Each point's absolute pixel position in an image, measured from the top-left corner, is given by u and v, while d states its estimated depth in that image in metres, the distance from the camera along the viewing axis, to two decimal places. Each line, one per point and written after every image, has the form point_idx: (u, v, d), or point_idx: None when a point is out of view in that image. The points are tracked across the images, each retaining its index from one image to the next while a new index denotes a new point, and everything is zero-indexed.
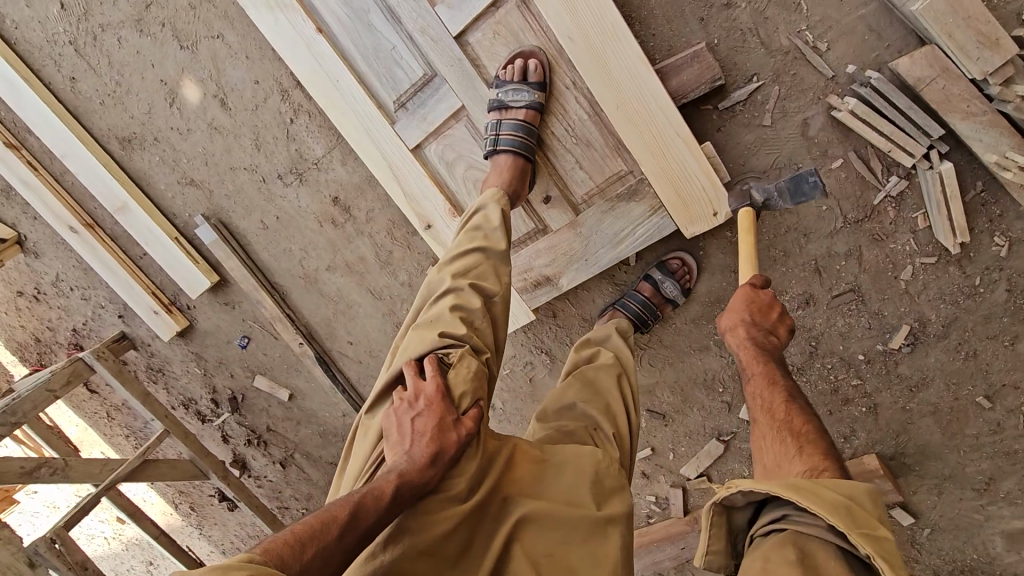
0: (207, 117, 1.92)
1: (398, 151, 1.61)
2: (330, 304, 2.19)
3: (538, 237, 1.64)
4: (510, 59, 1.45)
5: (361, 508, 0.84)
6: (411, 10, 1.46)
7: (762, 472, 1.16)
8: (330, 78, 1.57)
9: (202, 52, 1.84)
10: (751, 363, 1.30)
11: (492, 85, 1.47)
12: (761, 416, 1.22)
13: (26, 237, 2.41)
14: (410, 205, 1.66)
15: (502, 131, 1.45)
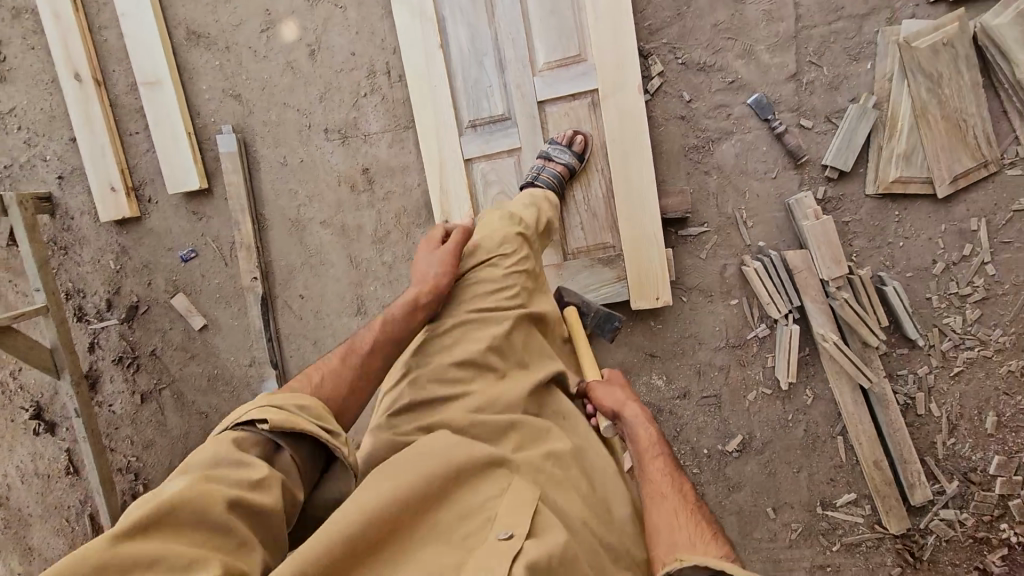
0: (290, 57, 2.17)
1: (454, 157, 2.01)
2: (304, 254, 2.32)
3: None
4: (566, 131, 1.96)
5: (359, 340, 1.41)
6: (516, 69, 1.92)
7: (664, 543, 1.19)
8: (430, 82, 1.97)
9: (319, 10, 2.12)
10: (653, 443, 1.41)
11: (547, 142, 1.97)
12: (671, 492, 1.29)
13: (6, 59, 2.27)
14: (442, 199, 2.04)
15: (543, 173, 1.93)
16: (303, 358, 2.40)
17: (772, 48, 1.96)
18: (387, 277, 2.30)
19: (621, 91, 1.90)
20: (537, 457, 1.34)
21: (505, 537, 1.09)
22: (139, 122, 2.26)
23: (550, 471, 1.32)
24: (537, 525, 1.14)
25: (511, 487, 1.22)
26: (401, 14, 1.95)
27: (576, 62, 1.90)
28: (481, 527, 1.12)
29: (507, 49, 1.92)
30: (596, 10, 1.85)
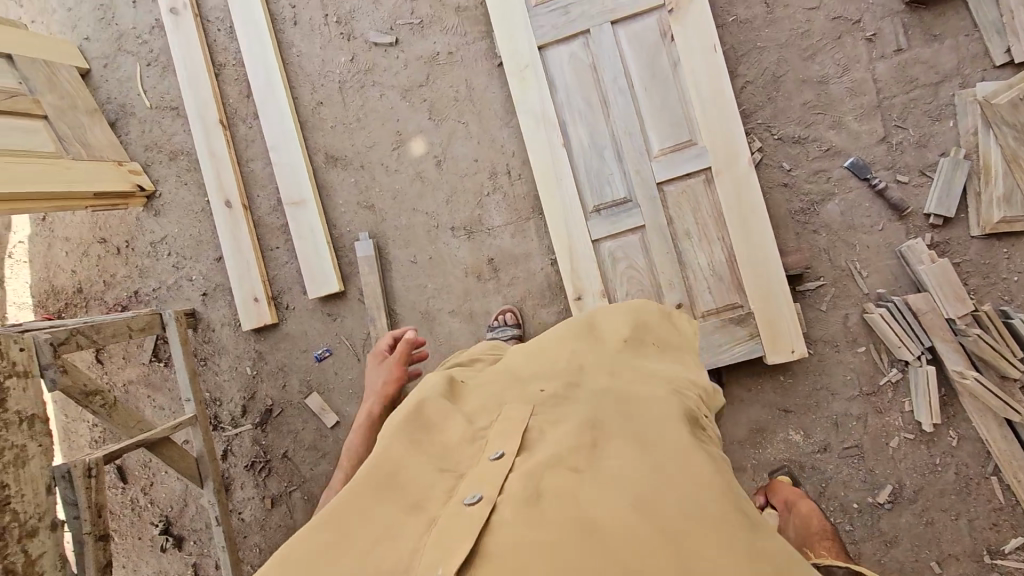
0: (420, 169, 2.41)
1: (583, 240, 2.18)
2: (434, 344, 2.43)
3: None
4: (500, 312, 2.36)
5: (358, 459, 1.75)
6: (636, 157, 2.14)
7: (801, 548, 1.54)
8: (556, 176, 2.19)
9: (445, 127, 2.39)
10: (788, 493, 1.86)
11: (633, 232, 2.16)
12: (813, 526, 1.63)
13: (161, 195, 2.53)
14: (574, 278, 2.20)
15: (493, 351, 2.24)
16: None
17: (858, 118, 2.18)
18: None
19: (732, 165, 2.10)
20: (531, 384, 1.19)
21: (498, 457, 0.99)
22: (280, 237, 2.48)
23: (548, 384, 1.17)
24: (533, 444, 1.02)
25: (504, 412, 1.11)
26: (527, 121, 2.20)
27: (689, 145, 2.12)
28: (473, 454, 1.03)
29: (625, 140, 2.15)
30: (703, 100, 2.10)
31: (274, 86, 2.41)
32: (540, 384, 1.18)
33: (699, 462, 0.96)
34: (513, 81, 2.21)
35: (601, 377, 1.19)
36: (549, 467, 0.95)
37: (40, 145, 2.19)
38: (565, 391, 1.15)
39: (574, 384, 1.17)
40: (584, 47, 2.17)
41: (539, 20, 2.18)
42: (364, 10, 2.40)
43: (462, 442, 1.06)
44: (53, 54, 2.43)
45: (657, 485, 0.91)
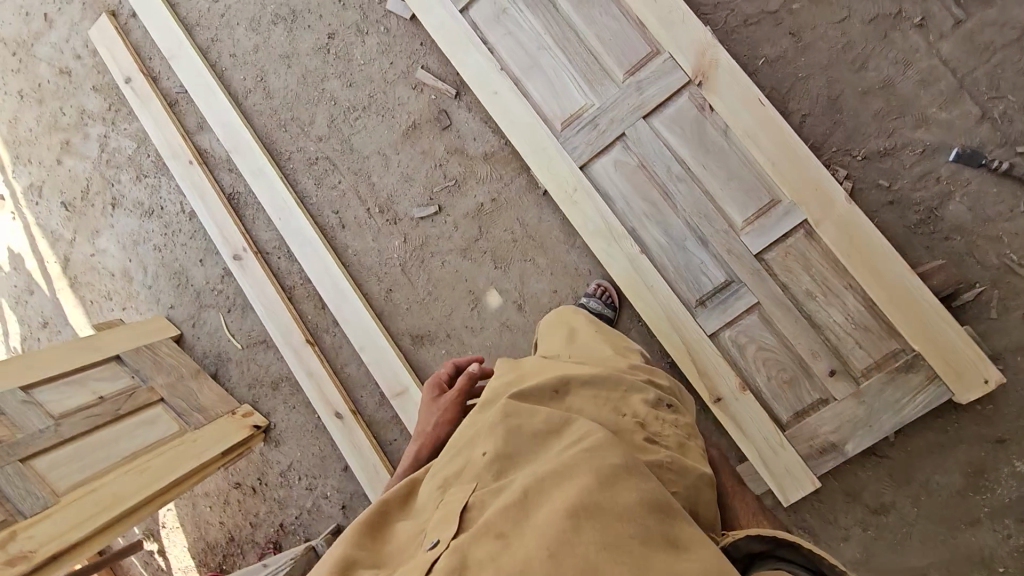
0: (504, 318, 2.36)
1: (700, 339, 2.03)
2: None
3: (821, 405, 1.95)
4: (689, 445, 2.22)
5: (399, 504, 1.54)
6: (722, 237, 2.00)
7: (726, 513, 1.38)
8: (648, 284, 2.07)
9: (514, 270, 2.35)
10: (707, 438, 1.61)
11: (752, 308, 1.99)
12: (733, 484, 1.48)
13: (276, 425, 2.60)
14: (706, 379, 2.03)
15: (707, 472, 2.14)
16: None
17: (943, 106, 1.96)
18: None
19: (831, 210, 1.90)
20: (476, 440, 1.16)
21: (434, 544, 1.01)
22: (396, 428, 2.47)
23: (488, 442, 1.11)
24: (468, 523, 1.02)
25: (448, 498, 1.11)
26: (597, 242, 2.11)
27: (774, 207, 1.95)
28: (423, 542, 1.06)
29: (704, 224, 2.01)
30: (770, 157, 1.95)
31: (344, 290, 2.46)
32: (482, 442, 1.13)
33: (632, 503, 0.95)
34: (566, 209, 2.14)
35: (533, 418, 1.14)
36: (478, 535, 0.96)
37: (165, 431, 2.31)
38: (504, 446, 1.10)
39: (511, 429, 1.12)
40: (626, 150, 2.09)
41: (571, 142, 2.13)
42: (401, 192, 2.45)
43: (412, 540, 1.10)
44: (148, 335, 2.60)
45: (580, 530, 0.90)
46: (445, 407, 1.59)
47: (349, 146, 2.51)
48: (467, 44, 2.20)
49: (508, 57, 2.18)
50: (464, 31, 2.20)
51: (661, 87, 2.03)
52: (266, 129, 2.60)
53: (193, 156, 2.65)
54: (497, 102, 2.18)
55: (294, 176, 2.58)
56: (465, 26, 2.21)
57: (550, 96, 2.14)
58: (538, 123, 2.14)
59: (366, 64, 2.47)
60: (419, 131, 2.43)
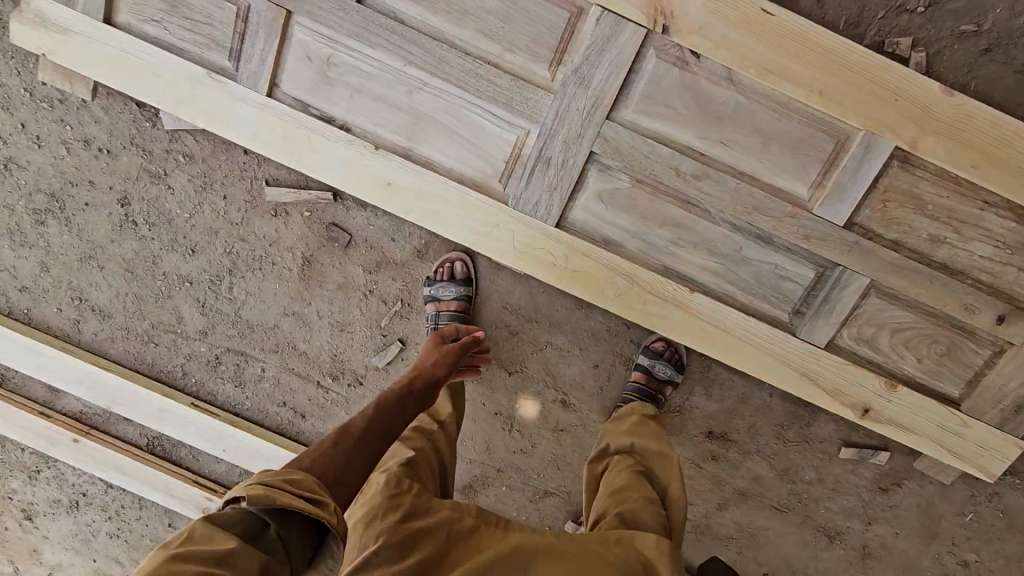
0: (552, 426, 1.77)
1: (814, 357, 1.46)
2: (735, 543, 1.83)
3: (998, 360, 1.43)
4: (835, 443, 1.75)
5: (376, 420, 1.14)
6: (792, 225, 1.36)
7: None
8: (716, 325, 1.47)
9: (533, 365, 1.74)
10: None
11: (867, 290, 1.40)
12: None
13: None
14: (843, 397, 1.48)
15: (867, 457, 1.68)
16: None
17: None
18: (829, 489, 1.74)
19: (930, 120, 1.27)
20: None
21: None
22: None
23: None
24: None
25: None
26: (628, 308, 1.48)
27: (847, 153, 1.32)
28: None
29: (760, 218, 1.37)
30: (812, 86, 1.27)
31: None
32: None
33: None
34: (566, 286, 1.48)
35: None
36: None
37: None
38: None
39: None
40: (605, 171, 1.40)
41: (524, 197, 1.44)
42: (343, 345, 1.78)
43: None
44: None
45: None
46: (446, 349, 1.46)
47: (246, 322, 1.81)
48: (311, 138, 1.44)
49: (377, 127, 1.44)
50: (297, 122, 1.43)
51: (615, 67, 1.31)
52: (133, 354, 1.88)
53: (74, 430, 1.96)
54: (398, 193, 1.46)
55: (205, 390, 1.90)
56: (295, 115, 1.43)
57: (466, 152, 1.44)
58: (468, 195, 1.44)
59: (196, 215, 1.72)
60: (318, 263, 1.72)
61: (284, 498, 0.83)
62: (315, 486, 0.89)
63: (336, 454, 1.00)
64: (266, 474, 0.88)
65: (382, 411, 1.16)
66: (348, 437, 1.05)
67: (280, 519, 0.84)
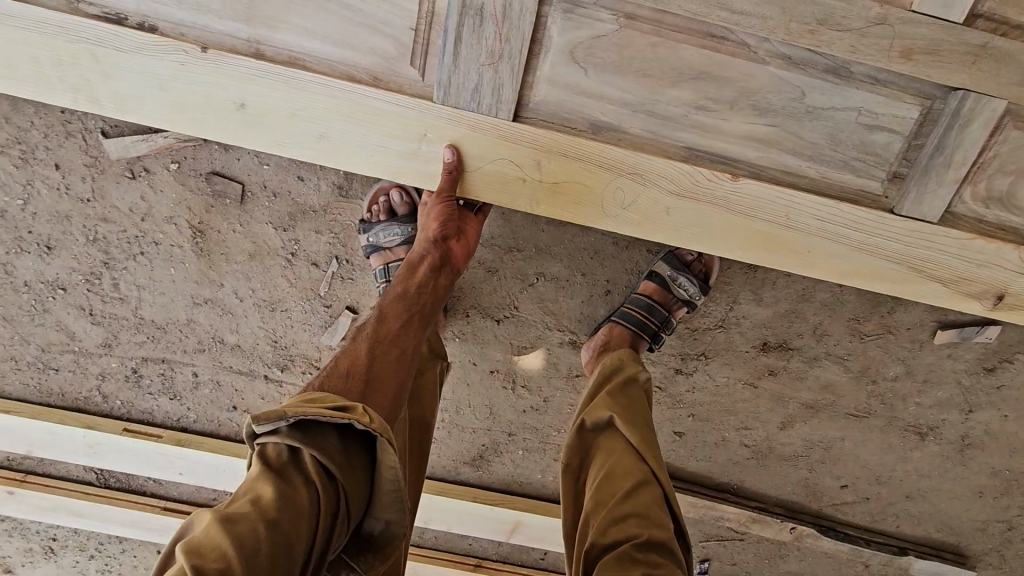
0: (565, 373, 1.41)
1: (920, 242, 1.09)
2: (806, 460, 1.52)
3: None
4: None
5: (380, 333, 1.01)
6: (881, 39, 0.94)
7: None
8: (786, 225, 1.08)
9: (526, 305, 1.33)
10: None
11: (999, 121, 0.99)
12: None
13: None
14: (966, 285, 1.13)
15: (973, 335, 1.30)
16: (931, 517, 1.60)
17: None
18: (920, 382, 1.38)
19: None
20: None
21: None
22: (530, 556, 1.71)
23: None
24: None
25: None
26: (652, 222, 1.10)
27: None
28: None
29: (829, 36, 0.94)
30: None
31: None
32: None
33: None
34: (555, 215, 1.10)
35: None
36: None
37: None
38: None
39: None
40: (576, 10, 0.95)
41: (459, 82, 1.00)
42: (281, 328, 1.38)
43: None
44: None
45: None
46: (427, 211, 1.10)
47: (152, 323, 1.40)
48: (99, 54, 0.97)
49: (192, 13, 0.97)
50: (66, 33, 0.96)
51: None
52: (33, 387, 1.50)
53: (7, 481, 1.64)
54: (264, 116, 1.02)
55: (137, 409, 1.54)
56: (59, 22, 0.96)
57: (346, 25, 0.97)
58: (356, 91, 1.00)
59: (31, 198, 1.25)
60: (213, 230, 1.27)
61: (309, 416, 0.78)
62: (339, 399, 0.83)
63: (361, 356, 0.95)
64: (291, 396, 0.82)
65: (399, 299, 1.05)
66: (374, 339, 0.98)
67: (310, 441, 0.78)
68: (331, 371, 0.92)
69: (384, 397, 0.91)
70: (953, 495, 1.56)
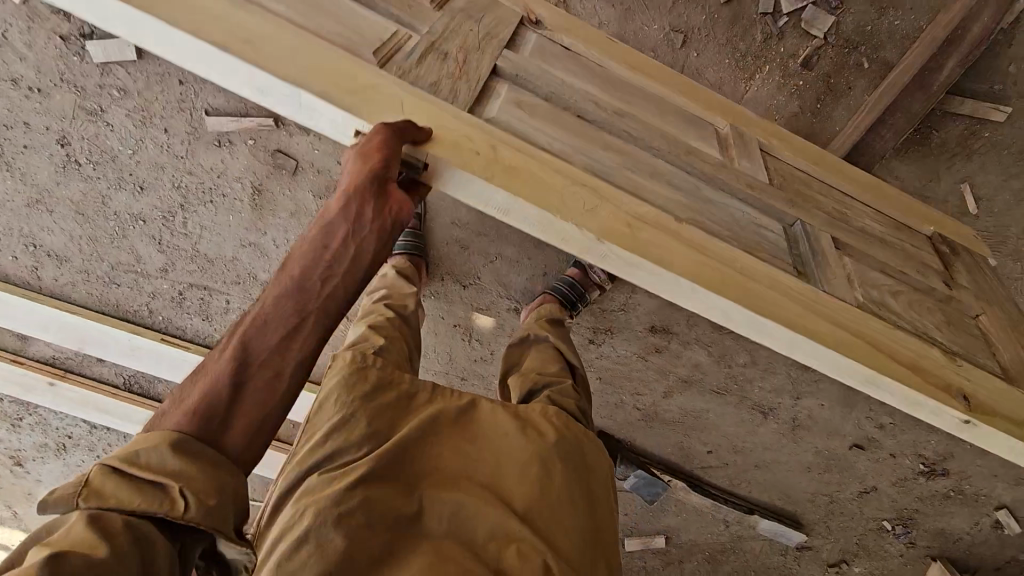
0: (508, 332, 1.90)
1: (852, 312, 1.42)
2: (681, 426, 2.02)
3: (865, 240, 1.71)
4: None
5: (247, 346, 0.86)
6: None
7: None
8: (734, 265, 1.35)
9: (486, 277, 1.82)
10: None
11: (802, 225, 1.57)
12: None
13: None
14: (932, 378, 1.41)
15: None
16: (773, 486, 2.11)
17: None
18: (762, 369, 1.92)
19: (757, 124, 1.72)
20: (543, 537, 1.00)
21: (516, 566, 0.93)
22: None
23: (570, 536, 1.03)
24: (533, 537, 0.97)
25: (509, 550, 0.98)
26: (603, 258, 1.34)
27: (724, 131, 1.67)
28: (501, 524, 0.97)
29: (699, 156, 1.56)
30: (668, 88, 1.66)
31: None
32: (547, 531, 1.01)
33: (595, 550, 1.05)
34: (513, 189, 1.23)
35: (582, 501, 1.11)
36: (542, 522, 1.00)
37: None
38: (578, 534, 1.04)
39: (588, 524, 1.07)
40: None
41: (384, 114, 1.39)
42: None
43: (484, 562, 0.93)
44: None
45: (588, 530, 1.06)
46: (346, 191, 1.04)
47: (204, 255, 1.85)
48: None
49: None
50: None
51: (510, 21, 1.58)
52: (95, 296, 1.92)
53: (48, 374, 2.02)
54: None
55: (174, 326, 1.96)
56: None
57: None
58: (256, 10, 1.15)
59: (140, 150, 1.72)
60: (268, 191, 1.75)
61: (110, 506, 0.71)
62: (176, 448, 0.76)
63: (217, 387, 0.82)
64: (111, 455, 0.75)
65: (285, 295, 0.91)
66: (251, 340, 0.87)
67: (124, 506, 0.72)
68: (191, 385, 0.83)
69: (264, 408, 0.84)
70: (789, 468, 2.07)
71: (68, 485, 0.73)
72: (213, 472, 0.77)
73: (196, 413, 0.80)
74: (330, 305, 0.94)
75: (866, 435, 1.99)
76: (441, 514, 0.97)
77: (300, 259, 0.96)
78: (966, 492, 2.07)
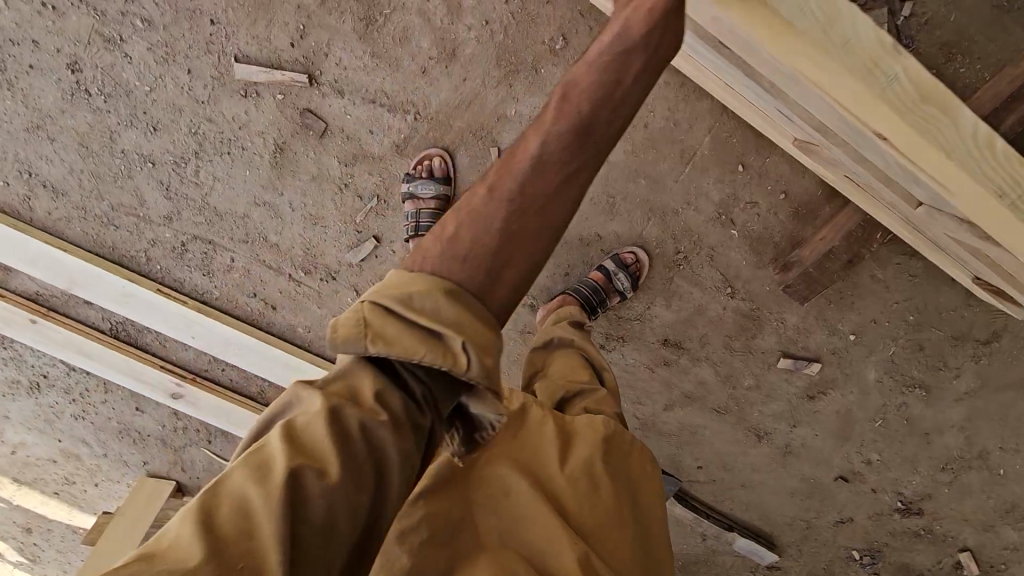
0: (520, 327, 1.85)
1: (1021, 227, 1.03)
2: (677, 439, 2.03)
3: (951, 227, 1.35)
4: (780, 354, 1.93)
5: (519, 195, 0.75)
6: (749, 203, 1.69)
7: None
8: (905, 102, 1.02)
9: None
10: None
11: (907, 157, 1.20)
12: None
13: None
14: None
15: (800, 366, 1.86)
16: (755, 506, 2.14)
17: None
18: (764, 394, 1.93)
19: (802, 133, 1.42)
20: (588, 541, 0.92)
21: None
22: None
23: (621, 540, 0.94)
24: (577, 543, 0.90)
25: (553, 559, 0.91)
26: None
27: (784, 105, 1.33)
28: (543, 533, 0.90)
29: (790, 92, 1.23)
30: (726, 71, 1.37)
31: (302, 369, 1.86)
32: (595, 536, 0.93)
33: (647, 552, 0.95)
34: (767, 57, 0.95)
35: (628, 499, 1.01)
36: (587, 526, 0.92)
37: None
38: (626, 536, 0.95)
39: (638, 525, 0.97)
40: None
41: None
42: (316, 240, 1.76)
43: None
44: (153, 503, 2.11)
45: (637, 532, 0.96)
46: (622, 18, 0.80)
47: (212, 208, 1.75)
48: None
49: None
50: None
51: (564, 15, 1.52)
52: (90, 236, 1.80)
53: (32, 310, 1.92)
54: None
55: (171, 277, 1.84)
56: None
57: None
58: None
59: (157, 88, 1.63)
60: (291, 150, 1.67)
61: (393, 350, 0.70)
62: (446, 304, 0.70)
63: (485, 237, 0.73)
64: (385, 293, 0.72)
65: (561, 144, 0.76)
66: (508, 189, 0.75)
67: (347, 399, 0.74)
68: (432, 243, 0.75)
69: (517, 269, 0.74)
70: (773, 491, 2.10)
71: (348, 320, 0.72)
72: (487, 328, 0.72)
73: (449, 273, 0.73)
74: (600, 152, 0.78)
75: (852, 468, 2.04)
76: (491, 529, 0.91)
77: (581, 99, 0.78)
78: (935, 533, 2.11)
